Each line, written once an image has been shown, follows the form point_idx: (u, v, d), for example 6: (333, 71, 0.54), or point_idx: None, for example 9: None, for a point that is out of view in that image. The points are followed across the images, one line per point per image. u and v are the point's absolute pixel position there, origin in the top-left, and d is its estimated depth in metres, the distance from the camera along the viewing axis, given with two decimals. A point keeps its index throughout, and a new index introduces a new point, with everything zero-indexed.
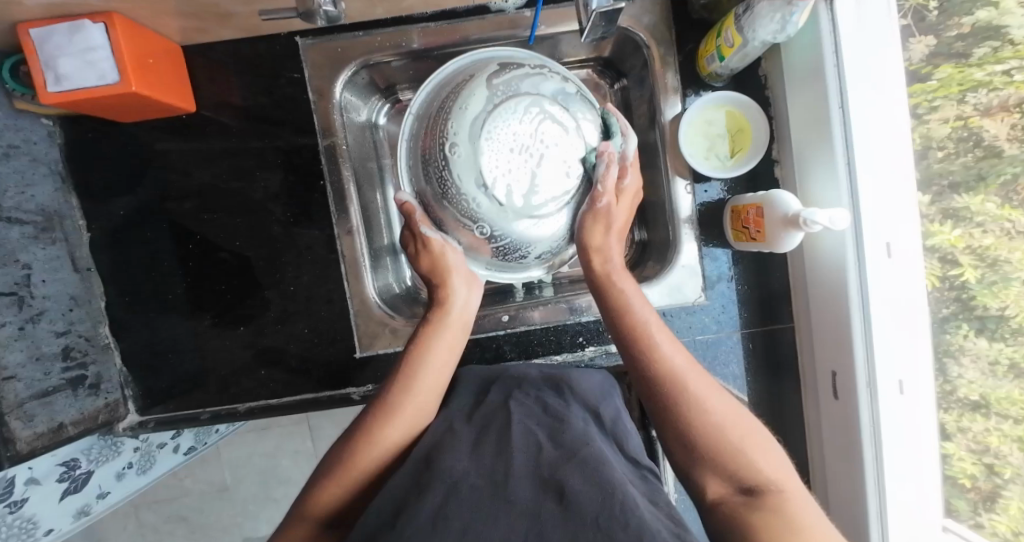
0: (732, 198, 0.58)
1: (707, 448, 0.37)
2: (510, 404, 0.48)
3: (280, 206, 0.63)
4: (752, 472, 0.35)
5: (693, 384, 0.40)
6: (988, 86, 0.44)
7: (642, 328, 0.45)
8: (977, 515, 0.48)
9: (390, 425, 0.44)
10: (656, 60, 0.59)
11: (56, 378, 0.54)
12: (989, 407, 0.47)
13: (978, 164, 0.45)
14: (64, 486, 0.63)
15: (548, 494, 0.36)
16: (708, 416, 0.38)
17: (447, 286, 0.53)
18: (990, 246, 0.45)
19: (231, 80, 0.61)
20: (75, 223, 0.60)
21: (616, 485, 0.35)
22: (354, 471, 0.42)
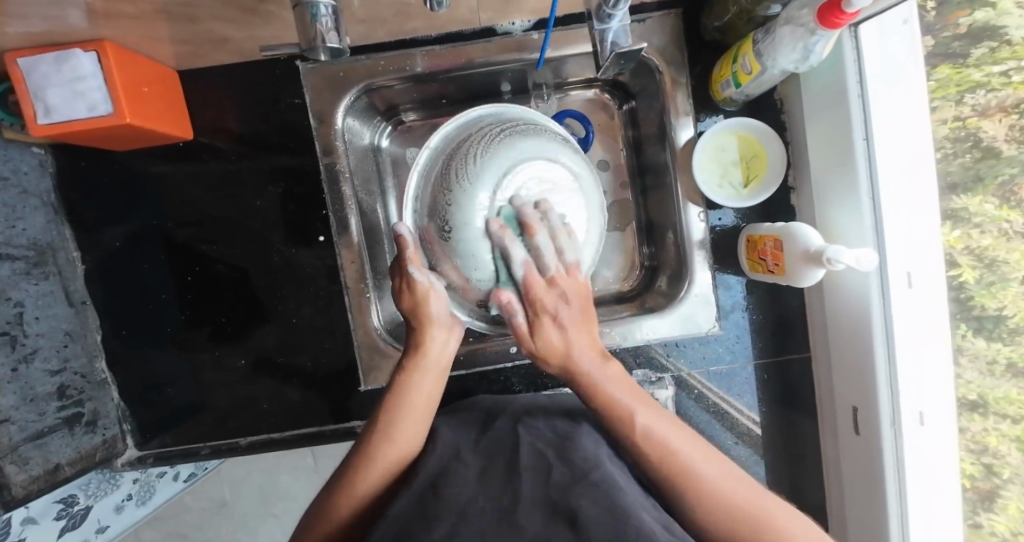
0: (747, 226, 0.57)
1: (717, 514, 0.33)
2: (519, 429, 0.46)
3: (280, 234, 0.62)
4: (773, 537, 0.33)
5: (673, 441, 0.37)
6: (986, 87, 0.40)
7: (607, 398, 0.40)
8: (975, 515, 0.46)
9: (370, 469, 0.41)
10: (669, 84, 0.58)
11: (51, 418, 0.52)
12: (987, 407, 0.44)
13: (977, 164, 0.42)
14: (63, 523, 0.61)
15: (560, 521, 0.33)
16: (701, 491, 0.34)
17: (425, 330, 0.47)
18: (989, 247, 0.42)
19: (229, 106, 0.59)
20: (68, 255, 0.58)
21: (631, 508, 0.33)
22: (334, 517, 0.39)
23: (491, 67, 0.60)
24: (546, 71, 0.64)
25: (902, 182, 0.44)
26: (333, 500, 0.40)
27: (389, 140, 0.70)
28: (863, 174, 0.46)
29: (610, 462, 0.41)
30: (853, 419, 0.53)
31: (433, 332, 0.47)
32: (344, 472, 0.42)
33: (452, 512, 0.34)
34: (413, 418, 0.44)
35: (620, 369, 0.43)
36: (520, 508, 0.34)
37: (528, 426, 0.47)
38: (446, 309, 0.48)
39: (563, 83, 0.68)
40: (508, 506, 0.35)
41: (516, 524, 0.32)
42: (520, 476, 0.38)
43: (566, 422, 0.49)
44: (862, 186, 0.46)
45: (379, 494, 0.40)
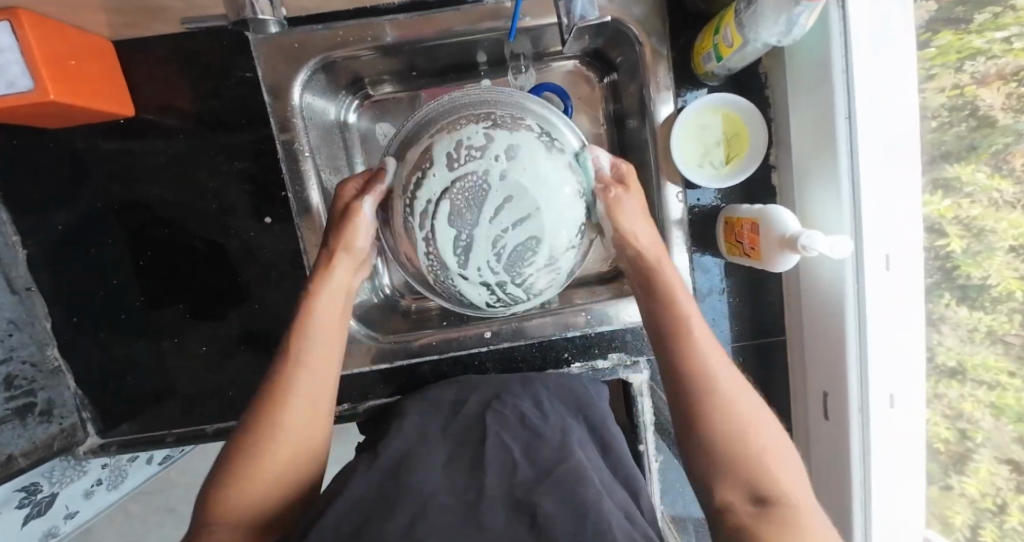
0: (726, 208, 0.55)
1: (732, 424, 0.37)
2: (489, 416, 0.46)
3: (239, 216, 0.58)
4: (768, 478, 0.34)
5: (723, 389, 0.38)
6: (987, 54, 0.41)
7: (674, 304, 0.43)
8: (947, 477, 0.49)
9: (291, 396, 0.41)
10: (649, 57, 0.54)
11: (2, 408, 0.49)
12: (965, 374, 0.46)
13: (972, 133, 0.43)
14: (27, 511, 0.62)
15: (521, 519, 0.33)
16: (734, 414, 0.37)
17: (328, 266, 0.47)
18: (978, 217, 0.43)
19: (175, 79, 0.55)
20: (7, 241, 0.54)
21: (590, 504, 0.33)
22: (259, 463, 0.38)
23: (464, 37, 0.56)
24: (524, 41, 0.60)
25: (882, 170, 0.42)
26: (253, 452, 0.38)
27: (356, 117, 0.67)
28: (843, 160, 0.42)
29: (574, 452, 0.41)
30: (824, 405, 0.52)
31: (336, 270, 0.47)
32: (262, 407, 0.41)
33: (414, 506, 0.34)
34: (317, 354, 0.44)
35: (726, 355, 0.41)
36: (483, 499, 0.35)
37: (498, 412, 0.47)
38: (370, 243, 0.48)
39: (545, 54, 0.64)
40: (472, 498, 0.35)
41: (478, 520, 0.33)
42: (485, 466, 0.39)
43: (531, 402, 0.49)
44: (843, 173, 0.43)
45: (314, 421, 0.42)
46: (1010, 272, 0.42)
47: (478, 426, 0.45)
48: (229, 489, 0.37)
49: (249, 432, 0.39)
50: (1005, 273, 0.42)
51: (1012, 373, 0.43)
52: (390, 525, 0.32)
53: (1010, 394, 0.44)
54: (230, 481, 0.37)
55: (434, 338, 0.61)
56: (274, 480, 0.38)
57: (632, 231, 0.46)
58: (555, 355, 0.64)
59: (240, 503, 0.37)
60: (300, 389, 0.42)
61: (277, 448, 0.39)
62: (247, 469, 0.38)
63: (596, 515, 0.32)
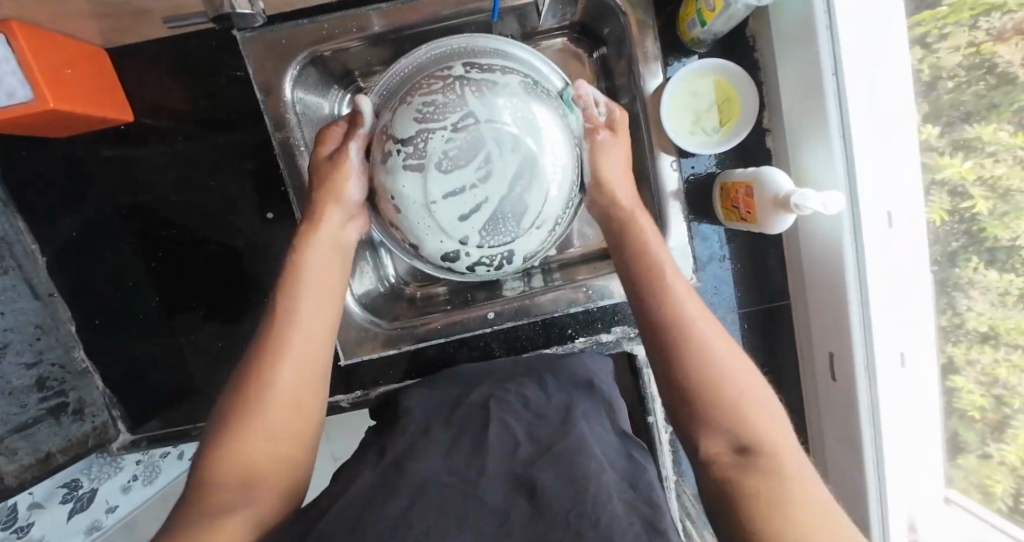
0: (721, 174, 0.54)
1: (700, 380, 0.33)
2: (492, 401, 0.47)
3: (242, 214, 0.60)
4: (746, 427, 0.31)
5: (704, 333, 0.35)
6: (1002, 9, 0.39)
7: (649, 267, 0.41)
8: (985, 445, 0.47)
9: (290, 342, 0.39)
10: (636, 28, 0.53)
11: (34, 409, 0.52)
12: (998, 338, 0.44)
13: (991, 92, 0.41)
14: (70, 506, 0.65)
15: (520, 492, 0.35)
16: (708, 359, 0.34)
17: (321, 211, 0.46)
18: (1002, 176, 0.41)
19: (170, 83, 0.57)
20: (25, 248, 0.55)
21: (590, 480, 0.34)
22: (251, 416, 0.35)
23: (448, 20, 0.57)
24: (511, 20, 0.59)
25: (873, 123, 0.41)
26: (244, 411, 0.35)
27: (349, 109, 0.68)
28: (833, 117, 0.41)
29: (576, 427, 0.42)
30: (830, 366, 0.51)
31: (329, 214, 0.46)
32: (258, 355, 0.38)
33: (413, 488, 0.35)
34: (312, 309, 0.42)
35: (712, 314, 0.37)
36: (483, 477, 0.37)
37: (502, 398, 0.47)
38: (359, 189, 0.48)
39: (535, 32, 0.64)
40: (472, 477, 0.37)
41: (478, 495, 0.34)
42: (487, 449, 0.40)
43: (535, 389, 0.49)
44: (833, 129, 0.42)
45: (314, 369, 0.40)
46: None
47: (481, 412, 0.46)
48: (227, 448, 0.34)
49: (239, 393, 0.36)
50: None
51: None
52: (390, 505, 0.33)
53: None
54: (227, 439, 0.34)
55: (438, 322, 0.63)
56: (273, 441, 0.35)
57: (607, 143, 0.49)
58: (559, 331, 0.66)
59: (233, 471, 0.33)
60: (297, 343, 0.39)
61: (269, 408, 0.36)
62: (243, 425, 0.35)
63: (594, 489, 0.33)
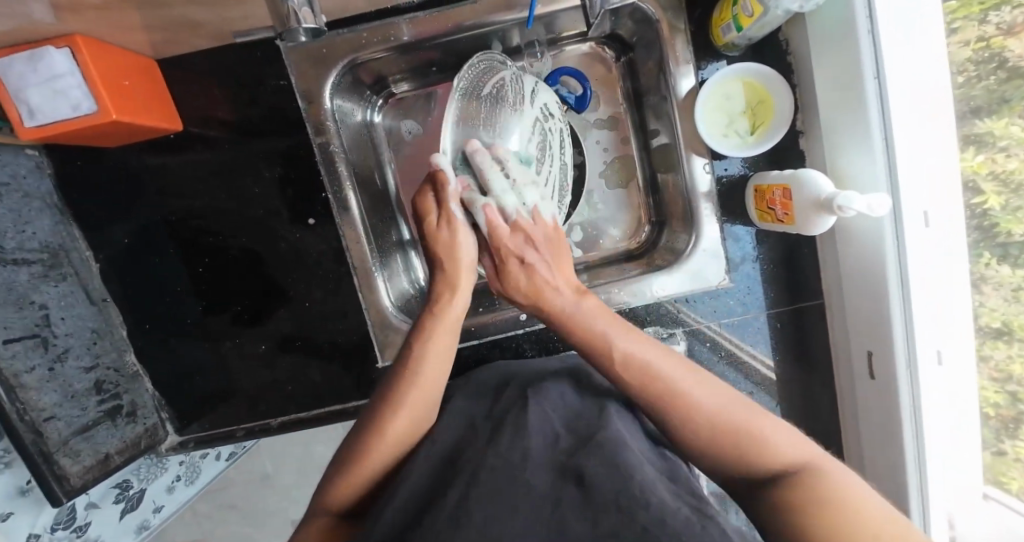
0: (755, 176, 0.55)
1: (681, 419, 0.36)
2: (528, 393, 0.47)
3: (284, 219, 0.62)
4: (765, 457, 0.33)
5: (683, 382, 0.37)
6: (1013, 2, 0.39)
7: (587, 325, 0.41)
8: (999, 442, 0.46)
9: (401, 406, 0.44)
10: (667, 32, 0.54)
11: (93, 411, 0.55)
12: (1013, 335, 0.44)
13: (1003, 86, 0.42)
14: (121, 506, 0.68)
15: (568, 479, 0.35)
16: (679, 406, 0.36)
17: (452, 290, 0.48)
18: (1016, 170, 0.42)
19: (215, 94, 0.59)
20: (81, 256, 0.60)
21: (633, 465, 0.34)
22: (361, 462, 0.42)
23: (478, 28, 0.58)
24: (538, 28, 0.61)
25: (916, 123, 0.41)
26: (356, 456, 0.43)
27: (382, 115, 0.70)
28: (875, 119, 0.42)
29: (612, 422, 0.42)
30: (868, 363, 0.52)
31: (457, 295, 0.48)
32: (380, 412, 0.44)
33: (466, 478, 0.36)
34: (426, 383, 0.45)
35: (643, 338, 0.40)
36: (529, 463, 0.37)
37: (537, 390, 0.48)
38: (473, 252, 0.48)
39: (558, 38, 0.65)
40: (517, 462, 0.37)
41: (525, 481, 0.35)
42: (527, 432, 0.40)
43: (574, 389, 0.50)
44: (874, 130, 0.43)
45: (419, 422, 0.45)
46: None
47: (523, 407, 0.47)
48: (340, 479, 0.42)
49: (359, 442, 0.43)
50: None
51: None
52: (446, 498, 0.34)
53: None
54: (340, 475, 0.42)
55: (474, 323, 0.64)
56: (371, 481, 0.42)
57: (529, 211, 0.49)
58: None
59: (339, 494, 0.42)
60: (408, 409, 0.44)
61: (370, 460, 0.42)
62: (355, 467, 0.42)
63: (640, 476, 0.34)
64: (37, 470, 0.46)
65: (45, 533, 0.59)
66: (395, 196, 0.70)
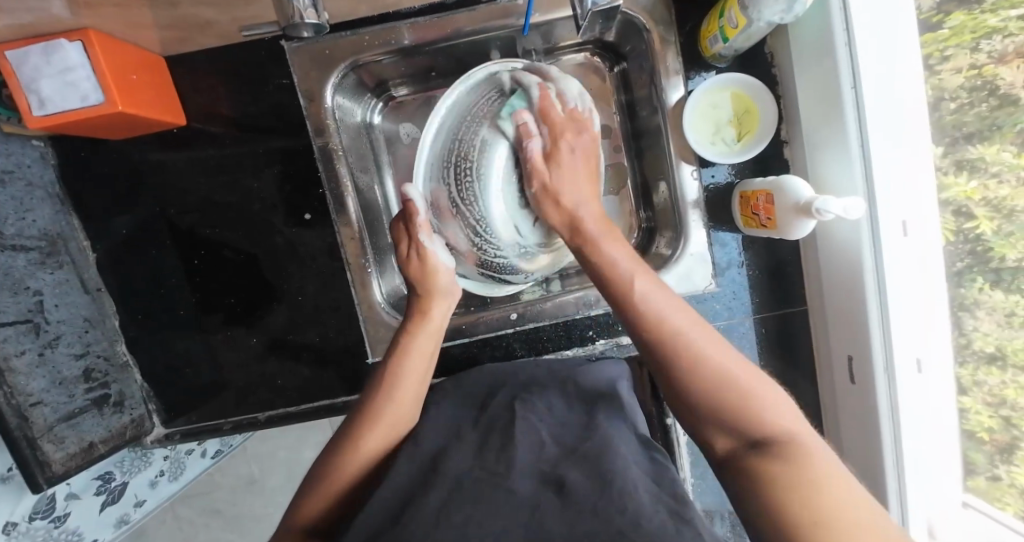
0: (740, 183, 0.57)
1: (687, 366, 0.35)
2: (516, 404, 0.48)
3: (281, 215, 0.63)
4: (759, 422, 0.32)
5: (701, 341, 0.35)
6: (1003, 32, 0.42)
7: (622, 284, 0.41)
8: (995, 467, 0.47)
9: (374, 428, 0.45)
10: (658, 42, 0.57)
11: (81, 399, 0.55)
12: (1006, 360, 0.45)
13: (994, 113, 0.44)
14: (103, 498, 0.69)
15: (549, 486, 0.36)
16: (698, 365, 0.35)
17: (427, 298, 0.54)
18: (1007, 197, 0.43)
19: (220, 91, 0.60)
20: (79, 245, 0.61)
21: (616, 472, 0.35)
22: (338, 476, 0.41)
23: (471, 36, 0.60)
24: (535, 36, 0.63)
25: (893, 134, 0.43)
26: (331, 470, 0.42)
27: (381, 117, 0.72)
28: (852, 130, 0.44)
29: (598, 431, 0.43)
30: (849, 369, 0.53)
31: (433, 302, 0.54)
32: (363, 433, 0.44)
33: (450, 482, 0.36)
34: (407, 391, 0.48)
35: (637, 256, 0.44)
36: (511, 471, 0.38)
37: (525, 400, 0.48)
38: (450, 276, 0.55)
39: (555, 48, 0.68)
40: (499, 471, 0.38)
41: (506, 486, 0.36)
42: (513, 444, 0.41)
43: (561, 398, 0.50)
44: (853, 140, 0.44)
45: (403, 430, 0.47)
46: None
47: (507, 412, 0.47)
48: (309, 498, 0.41)
49: (335, 455, 0.43)
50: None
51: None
52: (428, 497, 0.35)
53: None
54: (313, 490, 0.41)
55: (464, 322, 0.65)
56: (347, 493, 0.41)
57: (574, 200, 0.49)
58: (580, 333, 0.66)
59: (310, 512, 0.40)
60: (385, 419, 0.45)
61: (345, 468, 0.42)
62: (328, 480, 0.41)
63: (620, 481, 0.34)
64: (21, 457, 0.46)
65: (22, 522, 0.60)
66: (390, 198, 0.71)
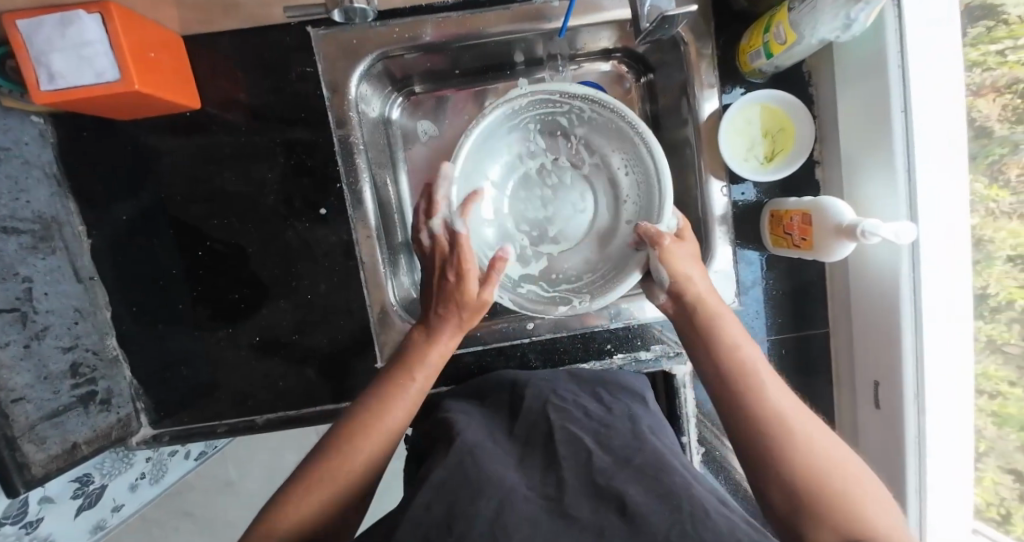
0: (773, 201, 0.57)
1: (781, 439, 0.33)
2: (550, 409, 0.46)
3: (295, 208, 0.60)
4: (863, 526, 0.28)
5: (801, 428, 0.34)
6: (982, 65, 0.45)
7: (727, 347, 0.42)
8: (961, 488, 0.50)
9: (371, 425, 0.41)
10: (694, 56, 0.56)
11: (66, 396, 0.51)
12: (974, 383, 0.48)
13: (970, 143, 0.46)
14: (79, 503, 0.64)
15: (609, 506, 0.33)
16: (796, 439, 0.33)
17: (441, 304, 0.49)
18: (977, 226, 0.46)
19: (238, 78, 0.57)
20: (74, 230, 0.57)
21: (685, 495, 0.33)
22: (330, 475, 0.38)
23: (501, 36, 0.59)
24: (562, 42, 0.63)
25: (942, 162, 0.42)
26: (320, 470, 0.38)
27: (399, 112, 0.69)
28: (900, 154, 0.43)
29: (647, 441, 0.41)
30: (875, 394, 0.53)
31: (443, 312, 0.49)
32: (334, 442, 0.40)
33: (496, 497, 0.34)
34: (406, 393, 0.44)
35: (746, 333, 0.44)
36: (566, 497, 0.35)
37: (558, 405, 0.47)
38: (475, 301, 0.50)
39: (578, 54, 0.67)
40: (551, 495, 0.35)
41: (563, 512, 0.33)
42: (560, 461, 0.39)
43: (596, 404, 0.48)
44: (899, 163, 0.43)
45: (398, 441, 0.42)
46: (1010, 281, 0.46)
47: (543, 424, 0.45)
48: (291, 499, 0.37)
49: (326, 447, 0.40)
50: (1006, 283, 0.46)
51: (1013, 382, 0.47)
52: (478, 514, 0.32)
53: (1011, 403, 0.47)
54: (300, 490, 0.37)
55: (481, 328, 0.63)
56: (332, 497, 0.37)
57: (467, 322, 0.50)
58: (598, 346, 0.65)
59: (291, 519, 0.36)
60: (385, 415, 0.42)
61: (337, 469, 0.38)
62: (318, 477, 0.38)
63: (688, 506, 0.32)
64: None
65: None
66: (403, 197, 0.69)
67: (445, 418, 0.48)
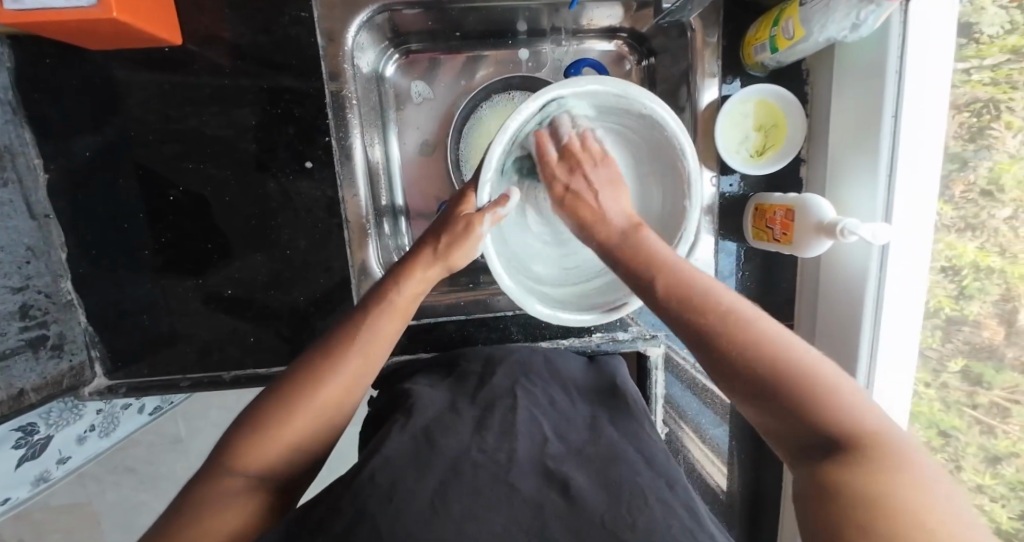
0: (756, 195, 0.59)
1: (743, 348, 0.31)
2: (518, 388, 0.47)
3: (278, 159, 0.57)
4: (830, 415, 0.27)
5: (750, 316, 0.32)
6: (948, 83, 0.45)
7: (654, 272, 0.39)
8: None
9: (333, 372, 0.38)
10: (700, 43, 0.57)
11: (15, 339, 0.47)
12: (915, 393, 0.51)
13: None
14: (20, 452, 0.62)
15: (554, 485, 0.34)
16: (748, 333, 0.31)
17: (447, 251, 0.46)
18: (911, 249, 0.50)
19: (223, 13, 0.53)
20: (29, 162, 0.52)
21: (625, 486, 0.34)
22: (285, 424, 0.36)
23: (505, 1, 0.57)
24: (568, 14, 0.62)
25: (913, 172, 0.45)
26: (276, 420, 0.36)
27: (394, 70, 0.66)
28: (883, 164, 0.46)
29: (604, 434, 0.42)
30: None
31: (433, 253, 0.46)
32: (255, 424, 0.35)
33: (446, 467, 0.35)
34: (370, 340, 0.41)
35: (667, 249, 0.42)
36: (514, 466, 0.36)
37: (527, 387, 0.47)
38: (467, 255, 0.47)
39: (582, 30, 0.65)
40: (503, 461, 0.36)
41: (510, 482, 0.34)
42: (516, 435, 0.40)
43: (562, 394, 0.49)
44: (881, 171, 0.46)
45: (337, 405, 0.38)
46: (942, 291, 0.48)
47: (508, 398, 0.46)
48: (245, 448, 0.34)
49: (289, 386, 0.38)
50: (937, 291, 0.49)
51: (927, 383, 0.51)
52: (422, 485, 0.32)
53: (924, 403, 0.51)
54: (251, 436, 0.35)
55: (466, 299, 0.65)
56: (285, 440, 0.35)
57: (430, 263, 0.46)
58: (578, 324, 0.65)
59: (244, 463, 0.34)
60: (351, 362, 0.39)
61: (299, 418, 0.36)
62: (270, 429, 0.35)
63: (629, 495, 0.33)
64: None
65: None
66: (391, 158, 0.67)
67: (407, 391, 0.48)
